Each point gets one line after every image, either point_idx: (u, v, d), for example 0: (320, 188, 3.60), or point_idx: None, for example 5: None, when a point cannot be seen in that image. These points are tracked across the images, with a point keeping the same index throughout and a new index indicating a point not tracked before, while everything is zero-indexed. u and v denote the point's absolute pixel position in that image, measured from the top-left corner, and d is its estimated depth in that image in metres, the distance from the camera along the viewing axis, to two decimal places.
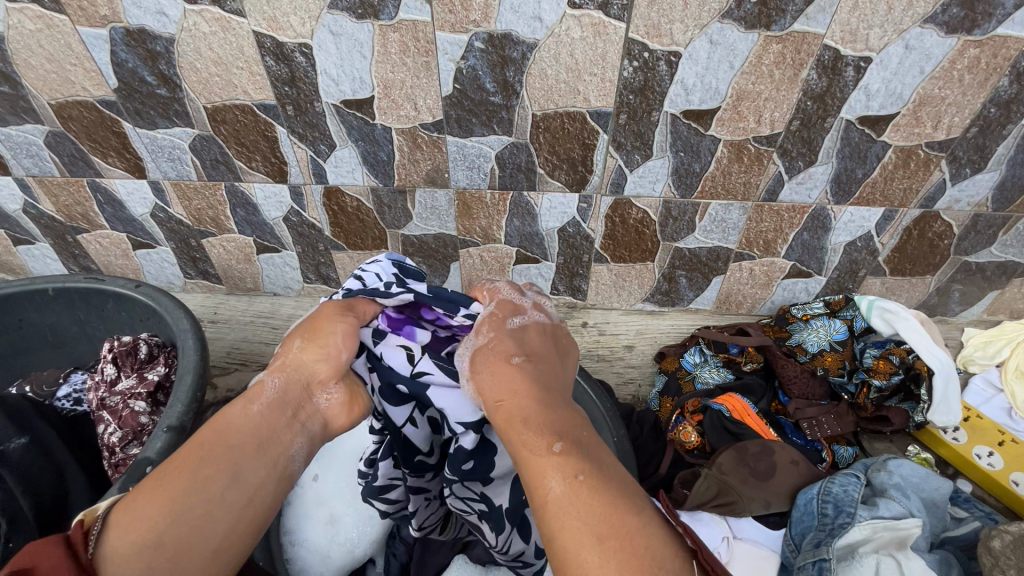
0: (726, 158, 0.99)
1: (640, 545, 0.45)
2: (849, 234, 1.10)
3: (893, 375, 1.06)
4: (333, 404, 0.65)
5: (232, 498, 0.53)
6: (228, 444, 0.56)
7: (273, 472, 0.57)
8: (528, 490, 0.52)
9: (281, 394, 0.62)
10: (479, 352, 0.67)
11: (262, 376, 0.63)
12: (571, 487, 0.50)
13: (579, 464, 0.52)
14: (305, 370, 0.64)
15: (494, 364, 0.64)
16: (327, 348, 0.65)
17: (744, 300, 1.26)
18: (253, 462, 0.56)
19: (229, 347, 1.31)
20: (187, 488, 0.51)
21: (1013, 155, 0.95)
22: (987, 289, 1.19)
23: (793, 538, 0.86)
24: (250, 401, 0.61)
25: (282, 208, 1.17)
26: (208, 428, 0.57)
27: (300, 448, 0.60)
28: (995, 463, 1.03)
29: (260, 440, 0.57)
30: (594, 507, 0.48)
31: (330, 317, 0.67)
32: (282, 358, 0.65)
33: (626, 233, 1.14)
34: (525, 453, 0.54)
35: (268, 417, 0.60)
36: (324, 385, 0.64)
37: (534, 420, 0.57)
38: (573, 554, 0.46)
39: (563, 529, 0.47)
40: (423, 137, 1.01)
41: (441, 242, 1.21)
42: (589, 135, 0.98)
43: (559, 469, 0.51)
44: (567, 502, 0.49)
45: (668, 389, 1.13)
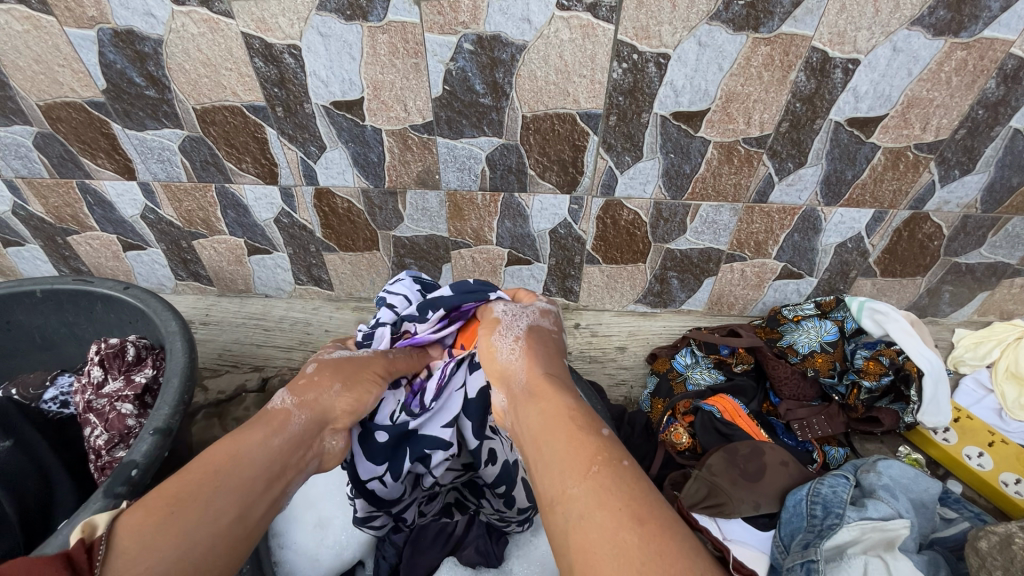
0: (716, 159, 0.99)
1: (673, 534, 0.44)
2: (839, 236, 1.11)
3: (883, 377, 1.06)
4: (332, 449, 0.72)
5: (243, 529, 0.56)
6: (243, 470, 0.59)
7: (272, 505, 0.61)
8: (562, 465, 0.52)
9: (302, 432, 0.67)
10: (535, 333, 0.73)
11: (289, 406, 0.69)
12: (612, 466, 0.50)
13: (623, 452, 0.53)
14: (326, 414, 0.71)
15: (547, 348, 0.71)
16: (359, 404, 0.74)
17: (735, 301, 1.26)
18: (261, 496, 0.59)
19: (220, 349, 1.30)
20: (203, 512, 0.54)
21: (1001, 156, 0.95)
22: (977, 290, 1.19)
23: (783, 539, 0.86)
24: (274, 431, 0.65)
25: (273, 209, 1.17)
26: (230, 452, 0.60)
27: (296, 486, 0.65)
28: (986, 463, 1.03)
29: (272, 473, 0.62)
30: (632, 490, 0.48)
31: (373, 373, 0.77)
32: (315, 395, 0.71)
33: (617, 234, 1.14)
34: (569, 426, 0.56)
35: (285, 452, 0.64)
36: (335, 431, 0.72)
37: (583, 408, 0.59)
38: (607, 526, 0.45)
39: (599, 504, 0.47)
40: (413, 138, 1.01)
41: (432, 244, 1.21)
42: (579, 136, 0.98)
43: (603, 448, 0.53)
44: (607, 480, 0.49)
45: (660, 390, 1.13)
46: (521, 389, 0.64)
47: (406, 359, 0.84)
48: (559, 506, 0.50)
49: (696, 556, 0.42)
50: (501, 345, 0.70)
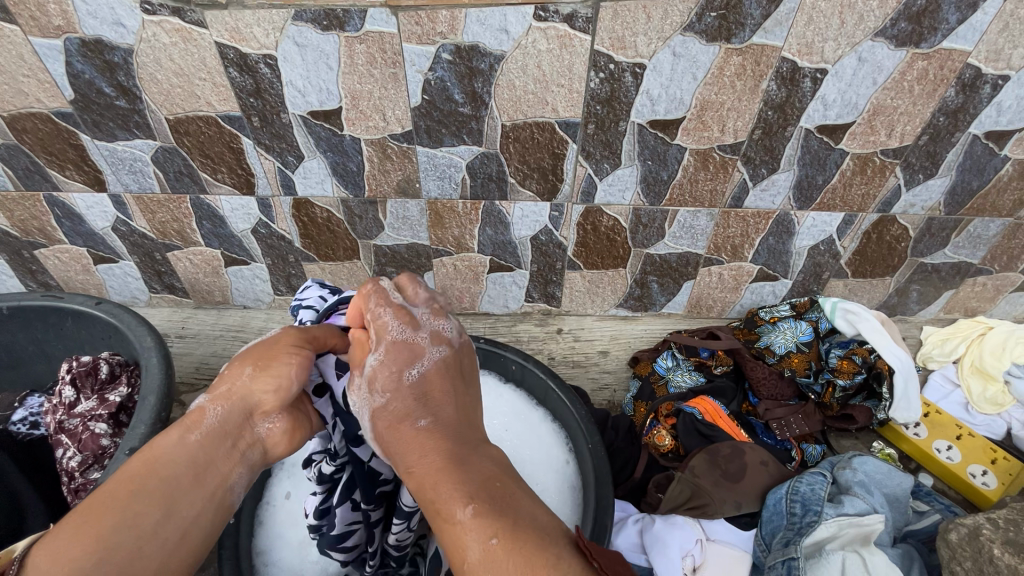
0: (692, 166, 1.01)
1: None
2: (812, 238, 1.14)
3: (857, 375, 1.09)
4: (275, 432, 0.63)
5: (169, 531, 0.52)
6: (162, 477, 0.54)
7: (209, 502, 0.56)
8: (452, 559, 0.52)
9: (223, 424, 0.59)
10: (381, 417, 0.61)
11: (201, 402, 0.60)
12: (487, 551, 0.49)
13: (493, 526, 0.50)
14: (249, 397, 0.61)
15: (397, 428, 0.60)
16: (280, 379, 0.62)
17: (714, 304, 1.29)
18: (187, 498, 0.54)
19: (198, 362, 1.27)
20: (115, 524, 0.49)
21: (962, 161, 0.99)
22: (942, 289, 1.24)
23: (765, 538, 0.89)
24: (188, 429, 0.58)
25: (250, 220, 1.15)
26: (142, 459, 0.55)
27: (240, 477, 0.60)
28: (954, 456, 1.07)
29: (196, 471, 0.56)
30: (509, 565, 0.48)
31: (284, 347, 0.64)
32: (226, 384, 0.61)
33: (598, 240, 1.15)
34: (442, 526, 0.53)
35: (207, 447, 0.58)
36: (267, 414, 0.62)
37: (448, 486, 0.54)
38: None
39: None
40: (392, 147, 1.01)
41: (413, 252, 1.20)
42: (558, 144, 0.99)
43: (476, 532, 0.51)
44: (486, 567, 0.49)
45: (643, 393, 1.14)
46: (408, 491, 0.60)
47: (329, 334, 0.69)
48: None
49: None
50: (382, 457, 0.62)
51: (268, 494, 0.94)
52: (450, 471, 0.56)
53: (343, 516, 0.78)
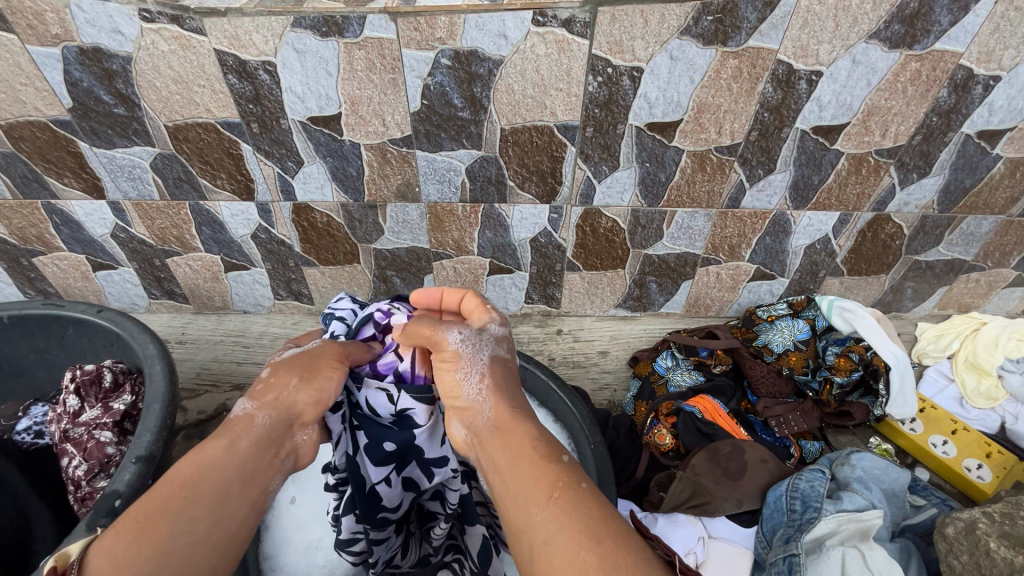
0: (690, 168, 1.02)
1: (629, 551, 0.45)
2: (808, 237, 1.15)
3: (854, 372, 1.10)
4: (309, 442, 0.64)
5: (218, 538, 0.51)
6: (213, 486, 0.53)
7: (253, 511, 0.55)
8: (523, 491, 0.51)
9: (269, 432, 0.59)
10: (499, 364, 0.64)
11: (247, 409, 0.60)
12: (573, 489, 0.50)
13: (586, 476, 0.52)
14: (294, 406, 0.62)
15: (510, 376, 0.63)
16: (323, 393, 0.64)
17: (712, 303, 1.30)
18: (236, 505, 0.54)
19: (199, 368, 1.28)
20: (172, 534, 0.49)
21: (955, 160, 1.01)
22: (937, 286, 1.25)
23: (765, 534, 0.89)
24: (236, 437, 0.58)
25: (250, 225, 1.15)
26: (191, 465, 0.54)
27: (279, 485, 0.59)
28: (949, 450, 1.09)
29: (243, 478, 0.55)
30: (592, 509, 0.48)
31: (330, 361, 0.66)
32: (274, 392, 0.62)
33: (597, 241, 1.16)
34: (532, 455, 0.53)
35: (255, 455, 0.57)
36: (306, 425, 0.63)
37: (547, 433, 0.57)
38: (570, 552, 0.45)
39: (559, 527, 0.47)
40: (392, 151, 1.01)
41: (413, 255, 1.21)
42: (557, 148, 1.00)
43: (567, 474, 0.51)
44: (568, 505, 0.48)
45: (643, 393, 1.15)
46: (487, 425, 0.58)
47: (356, 347, 0.71)
48: (522, 538, 0.49)
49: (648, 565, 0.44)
50: (465, 383, 0.61)
51: (273, 499, 0.94)
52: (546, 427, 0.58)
53: (349, 524, 0.78)
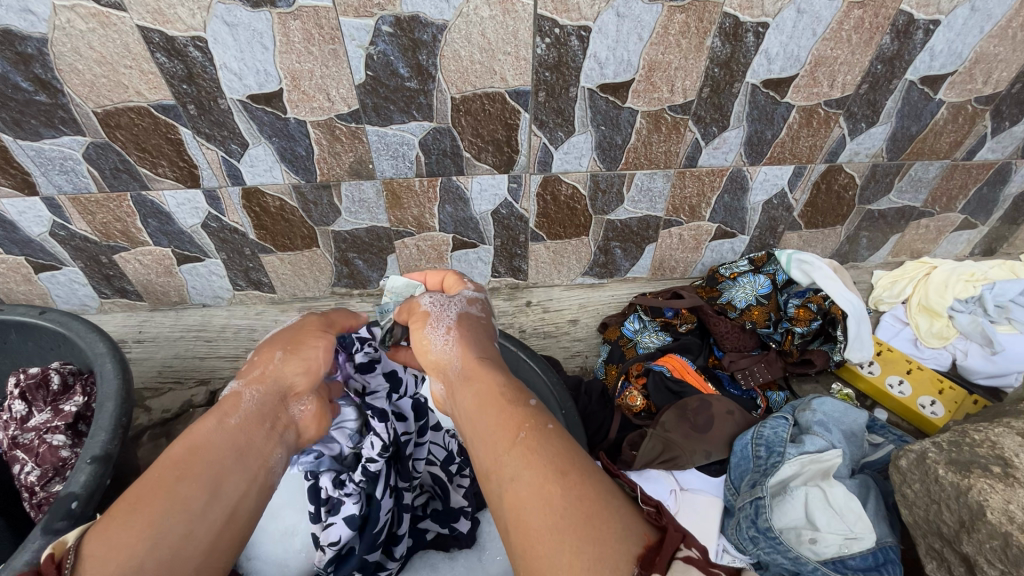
0: (645, 128, 1.02)
1: (593, 482, 0.48)
2: (765, 193, 1.16)
3: (813, 322, 1.13)
4: (306, 414, 0.71)
5: (213, 513, 0.54)
6: (203, 462, 0.57)
7: (252, 485, 0.59)
8: (490, 442, 0.54)
9: (260, 407, 0.65)
10: (464, 319, 0.73)
11: (238, 389, 0.67)
12: (539, 430, 0.53)
13: (550, 417, 0.55)
14: (284, 380, 0.69)
15: (478, 331, 0.72)
16: (308, 363, 0.72)
17: (677, 265, 1.32)
18: (231, 479, 0.57)
19: (160, 366, 1.24)
20: (164, 512, 0.51)
21: (900, 108, 1.03)
22: (890, 234, 1.29)
23: (734, 482, 0.92)
24: (227, 414, 0.63)
25: (199, 214, 1.11)
26: (185, 445, 0.58)
27: (279, 457, 0.64)
28: (906, 390, 1.14)
29: (238, 450, 0.60)
30: (556, 446, 0.51)
31: (313, 334, 0.75)
32: (261, 369, 0.69)
33: (559, 209, 1.16)
34: (499, 399, 0.58)
35: (246, 431, 0.63)
36: (299, 396, 0.70)
37: (515, 382, 0.62)
38: (533, 489, 0.47)
39: (525, 465, 0.50)
40: (340, 128, 0.98)
41: (374, 236, 1.18)
42: (510, 115, 0.98)
43: (536, 416, 0.55)
44: (534, 441, 0.52)
45: (613, 356, 1.17)
46: (456, 375, 0.65)
47: (343, 316, 0.82)
48: (492, 477, 0.52)
49: (608, 494, 0.47)
50: (436, 338, 0.70)
51: None
52: (512, 376, 0.64)
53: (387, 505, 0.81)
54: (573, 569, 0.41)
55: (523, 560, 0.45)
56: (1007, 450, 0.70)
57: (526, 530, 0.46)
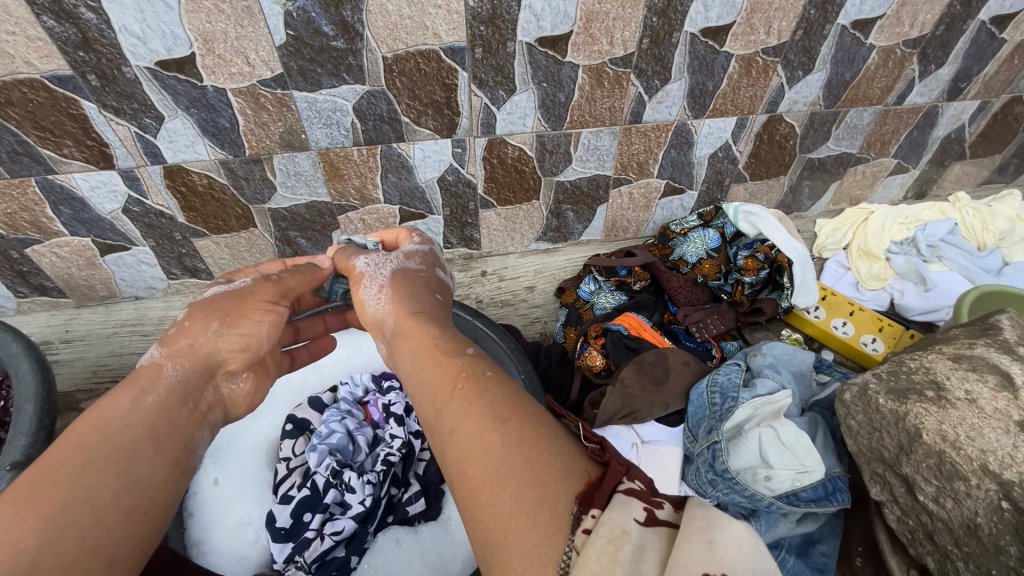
0: (587, 84, 1.00)
1: (536, 425, 0.46)
2: (710, 146, 1.17)
3: (760, 271, 1.16)
4: (237, 392, 0.71)
5: (128, 495, 0.51)
6: (119, 442, 0.54)
7: (173, 465, 0.57)
8: (431, 396, 0.53)
9: (184, 383, 0.63)
10: (400, 275, 0.73)
11: (159, 360, 0.63)
12: (478, 378, 0.52)
13: (490, 366, 0.54)
14: (215, 353, 0.67)
15: (417, 287, 0.71)
16: (247, 341, 0.69)
17: (629, 225, 1.32)
18: (147, 459, 0.55)
19: (94, 366, 1.16)
20: (71, 497, 0.48)
21: (834, 53, 1.04)
22: (830, 182, 1.32)
23: (691, 430, 0.94)
24: (143, 389, 0.59)
25: (118, 198, 1.02)
26: (98, 425, 0.55)
27: (202, 439, 0.64)
28: (849, 330, 1.19)
29: (158, 431, 0.58)
30: (496, 395, 0.50)
31: (259, 302, 0.71)
32: (189, 338, 0.66)
33: (507, 173, 1.13)
34: (437, 355, 0.57)
35: (166, 408, 0.60)
36: (229, 373, 0.69)
37: (453, 334, 0.61)
38: (474, 440, 0.46)
39: (467, 417, 0.48)
40: (265, 95, 0.91)
41: (315, 212, 1.13)
42: (447, 74, 0.94)
43: (478, 366, 0.54)
44: (474, 392, 0.50)
45: (571, 319, 1.16)
46: (391, 331, 0.65)
47: (296, 278, 0.77)
48: (434, 431, 0.50)
49: (552, 434, 0.45)
50: (371, 297, 0.70)
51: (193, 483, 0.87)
52: (449, 328, 0.63)
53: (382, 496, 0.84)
54: (513, 515, 0.40)
55: (466, 509, 0.44)
56: (940, 374, 0.73)
57: (468, 482, 0.44)
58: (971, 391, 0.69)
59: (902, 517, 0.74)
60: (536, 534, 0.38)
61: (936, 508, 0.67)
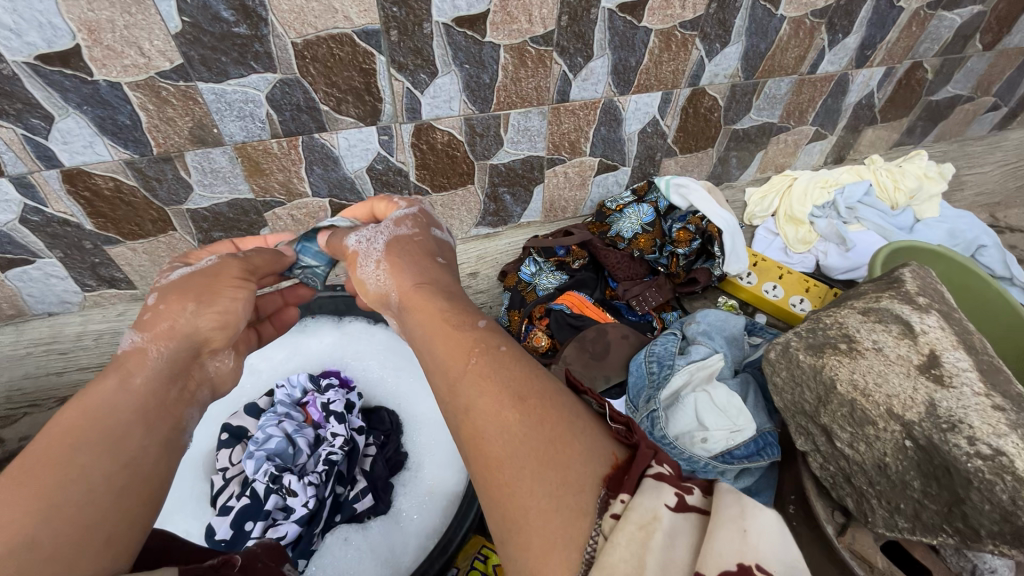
0: (511, 64, 0.99)
1: (552, 401, 0.44)
2: (639, 122, 1.19)
3: (693, 242, 1.20)
4: (221, 368, 0.67)
5: (121, 475, 0.47)
6: (106, 423, 0.50)
7: (166, 445, 0.53)
8: (441, 368, 0.50)
9: (168, 364, 0.59)
10: (395, 246, 0.69)
11: (139, 346, 0.59)
12: (491, 352, 0.49)
13: (503, 338, 0.52)
14: (195, 333, 0.63)
15: (415, 255, 0.68)
16: (225, 318, 0.65)
17: (567, 204, 1.32)
18: (134, 445, 0.50)
19: (7, 390, 1.06)
20: (58, 483, 0.43)
21: (748, 25, 1.07)
22: (755, 151, 1.37)
23: (631, 401, 0.95)
24: (126, 375, 0.55)
25: (13, 208, 0.94)
26: (79, 411, 0.50)
27: (192, 416, 0.60)
28: (779, 293, 1.24)
29: (143, 414, 0.53)
30: (512, 369, 0.47)
31: (229, 280, 0.67)
32: (168, 321, 0.61)
33: (438, 159, 1.11)
34: (446, 327, 0.54)
35: (149, 395, 0.55)
36: (214, 351, 0.65)
37: (461, 305, 0.58)
38: (491, 415, 0.44)
39: (481, 392, 0.46)
40: (167, 88, 0.85)
41: (238, 210, 1.07)
42: (364, 58, 0.90)
43: (489, 339, 0.52)
44: (487, 367, 0.48)
45: (514, 302, 1.16)
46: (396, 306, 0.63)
47: (264, 259, 0.75)
48: (447, 406, 0.48)
49: (574, 413, 0.44)
50: (368, 275, 0.67)
51: None
52: (456, 297, 0.60)
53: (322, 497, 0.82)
54: (534, 496, 0.38)
55: (483, 488, 0.42)
56: (852, 327, 0.77)
57: (484, 456, 0.42)
58: (879, 340, 0.73)
59: (824, 464, 0.78)
60: (561, 516, 0.37)
61: (852, 452, 0.72)
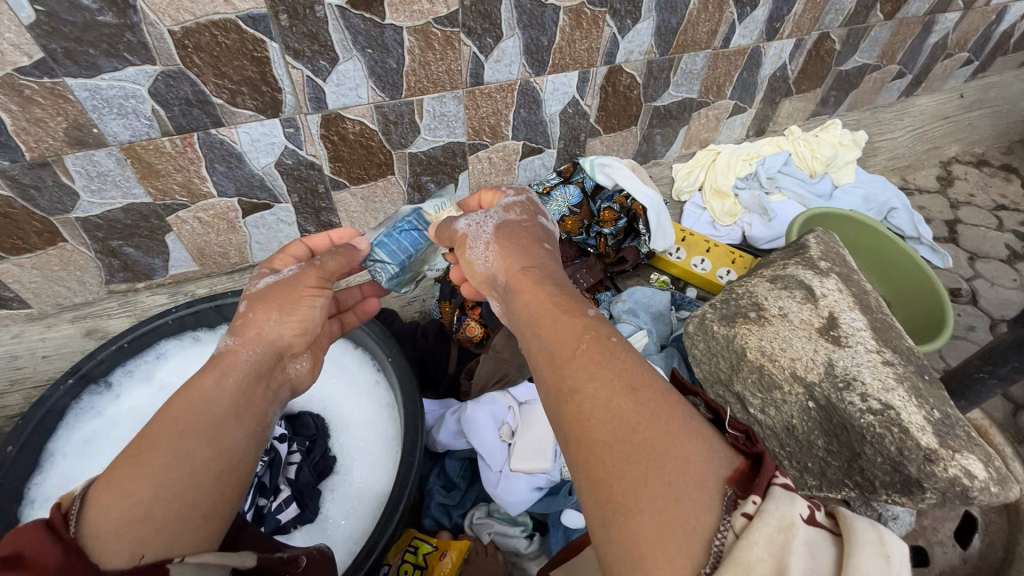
0: (416, 47, 0.95)
1: (668, 400, 0.43)
2: (559, 103, 1.17)
3: (618, 221, 1.21)
4: (300, 371, 0.69)
5: (218, 462, 0.51)
6: (205, 409, 0.53)
7: (254, 439, 0.56)
8: (548, 348, 0.50)
9: (257, 366, 0.61)
10: (503, 230, 0.69)
11: (232, 347, 0.62)
12: (601, 341, 0.48)
13: (611, 329, 0.50)
14: (279, 339, 0.65)
15: (522, 240, 0.67)
16: (304, 325, 0.68)
17: (495, 190, 1.30)
18: (233, 432, 0.54)
19: None
20: (169, 459, 0.48)
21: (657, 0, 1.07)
22: (679, 127, 1.38)
23: None
24: (223, 372, 0.58)
25: None
26: (185, 399, 0.53)
27: (275, 412, 0.62)
28: (706, 266, 1.27)
29: (238, 405, 0.56)
30: (621, 362, 0.46)
31: (306, 289, 0.69)
32: (255, 327, 0.64)
33: (352, 150, 1.06)
34: (555, 310, 0.53)
35: (245, 390, 0.58)
36: (294, 355, 0.68)
37: (569, 291, 0.56)
38: (600, 402, 0.43)
39: (592, 374, 0.45)
40: (30, 86, 0.77)
41: (136, 216, 1.00)
42: (254, 46, 0.85)
43: (601, 328, 0.50)
44: (597, 355, 0.47)
45: (444, 293, 1.12)
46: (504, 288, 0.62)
47: (339, 260, 0.75)
48: (551, 382, 0.48)
49: (684, 412, 0.42)
50: (477, 256, 0.68)
51: None
52: (561, 283, 0.58)
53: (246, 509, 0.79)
54: (648, 483, 0.38)
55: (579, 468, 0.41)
56: (761, 296, 0.78)
57: (587, 435, 0.42)
58: (784, 307, 0.75)
59: None
60: (681, 507, 0.36)
61: (764, 417, 0.75)
